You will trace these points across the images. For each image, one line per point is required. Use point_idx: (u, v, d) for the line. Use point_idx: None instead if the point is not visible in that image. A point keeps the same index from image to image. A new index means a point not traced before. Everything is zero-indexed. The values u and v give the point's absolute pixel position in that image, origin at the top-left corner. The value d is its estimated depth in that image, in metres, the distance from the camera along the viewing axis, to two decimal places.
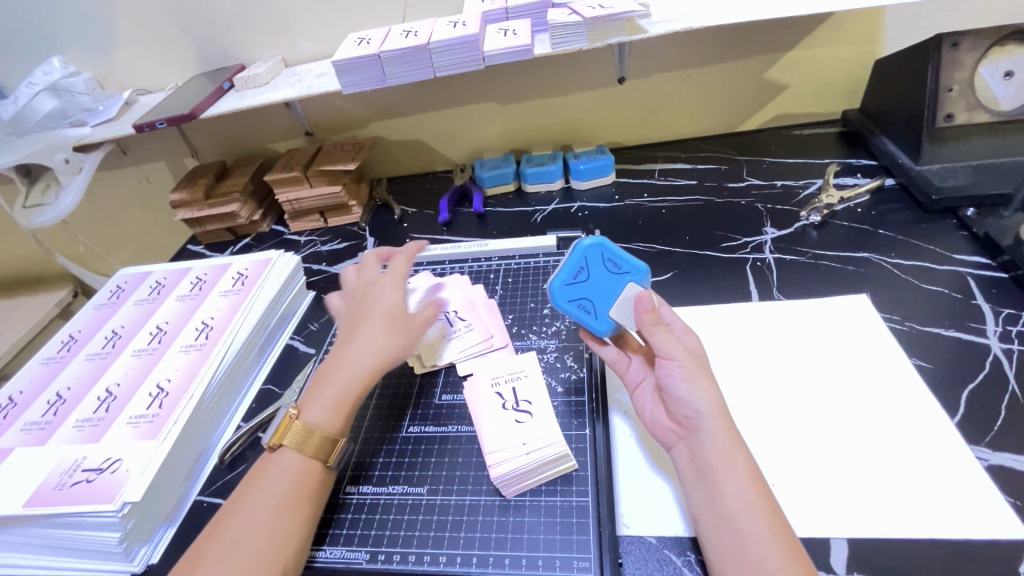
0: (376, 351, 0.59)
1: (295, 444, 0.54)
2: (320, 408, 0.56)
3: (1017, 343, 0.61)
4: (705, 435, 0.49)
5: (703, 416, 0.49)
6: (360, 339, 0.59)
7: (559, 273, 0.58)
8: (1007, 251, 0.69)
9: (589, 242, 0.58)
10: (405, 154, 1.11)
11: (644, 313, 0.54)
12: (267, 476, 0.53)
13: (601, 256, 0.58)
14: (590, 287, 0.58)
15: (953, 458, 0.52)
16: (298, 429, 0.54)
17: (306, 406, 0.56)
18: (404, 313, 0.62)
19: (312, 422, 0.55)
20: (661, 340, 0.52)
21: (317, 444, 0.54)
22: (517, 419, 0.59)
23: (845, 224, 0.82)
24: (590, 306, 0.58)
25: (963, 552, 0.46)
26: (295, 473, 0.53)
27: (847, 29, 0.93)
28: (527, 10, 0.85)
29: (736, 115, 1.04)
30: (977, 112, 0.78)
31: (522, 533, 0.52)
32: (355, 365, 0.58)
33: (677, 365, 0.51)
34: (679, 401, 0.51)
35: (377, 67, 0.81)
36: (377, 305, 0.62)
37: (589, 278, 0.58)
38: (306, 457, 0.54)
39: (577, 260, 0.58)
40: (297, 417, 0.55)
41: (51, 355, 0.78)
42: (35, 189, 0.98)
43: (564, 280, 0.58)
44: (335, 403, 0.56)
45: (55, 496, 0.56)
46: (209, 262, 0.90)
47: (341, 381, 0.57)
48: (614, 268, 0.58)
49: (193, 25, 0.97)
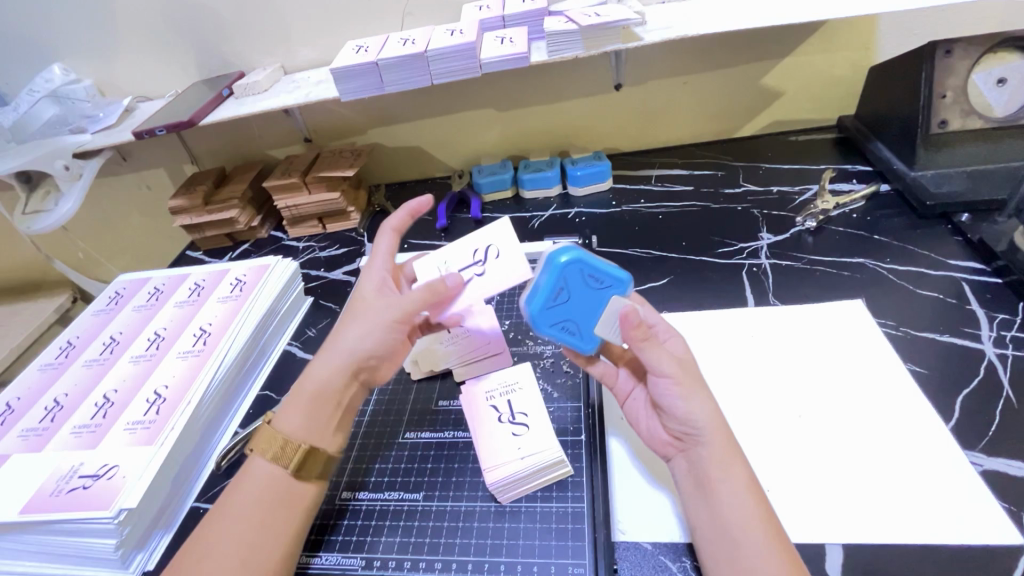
0: (346, 348, 0.56)
1: (264, 453, 0.53)
2: (292, 418, 0.54)
3: (1011, 348, 0.61)
4: (703, 449, 0.49)
5: (700, 431, 0.49)
6: (337, 341, 0.57)
7: (535, 297, 0.54)
8: (1002, 256, 0.69)
9: (567, 259, 0.53)
10: (404, 160, 1.11)
11: (631, 331, 0.51)
12: (244, 488, 0.52)
13: (581, 273, 0.54)
14: (571, 307, 0.55)
15: (949, 463, 0.52)
16: (269, 438, 0.53)
17: (280, 412, 0.55)
18: (381, 306, 0.56)
19: (281, 433, 0.53)
20: (651, 357, 0.51)
21: (288, 454, 0.53)
22: (514, 432, 0.59)
23: (841, 230, 0.82)
24: (575, 327, 0.56)
25: (959, 557, 0.46)
26: (267, 482, 0.52)
27: (842, 36, 0.93)
28: (523, 18, 0.85)
29: (733, 120, 1.04)
30: (971, 118, 0.78)
31: (517, 539, 0.52)
32: (318, 376, 0.55)
33: (670, 383, 0.50)
34: (676, 417, 0.51)
35: (376, 74, 0.81)
36: (357, 306, 0.58)
37: (569, 298, 0.55)
38: (278, 467, 0.53)
39: (554, 281, 0.53)
40: (270, 425, 0.54)
41: (50, 361, 0.78)
42: (35, 196, 0.98)
43: (542, 304, 0.54)
44: (301, 414, 0.54)
45: (52, 503, 0.57)
46: (207, 267, 0.91)
47: (306, 389, 0.55)
48: (594, 283, 0.54)
49: (194, 32, 0.97)
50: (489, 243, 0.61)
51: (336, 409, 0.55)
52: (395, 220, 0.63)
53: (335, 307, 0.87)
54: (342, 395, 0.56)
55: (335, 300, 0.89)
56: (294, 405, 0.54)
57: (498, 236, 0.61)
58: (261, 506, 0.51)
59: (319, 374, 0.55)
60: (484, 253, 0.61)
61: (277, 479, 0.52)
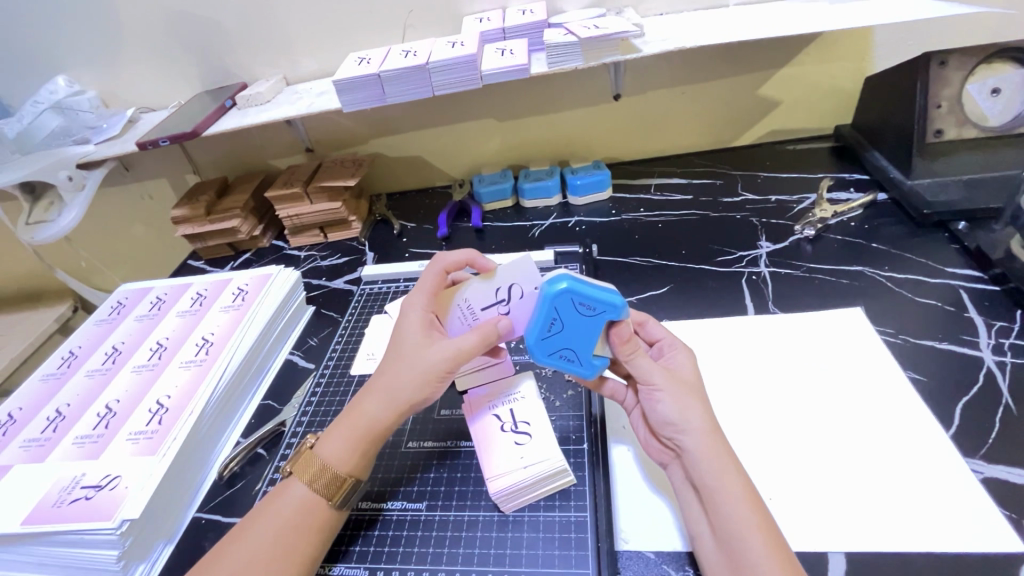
0: (399, 392, 0.55)
1: (304, 476, 0.54)
2: (335, 446, 0.55)
3: (1009, 356, 0.62)
4: (692, 452, 0.49)
5: (688, 435, 0.50)
6: (387, 381, 0.56)
7: (532, 329, 0.55)
8: (998, 264, 0.70)
9: (555, 290, 0.53)
10: (405, 170, 1.12)
11: (621, 344, 0.54)
12: (271, 504, 0.53)
13: (571, 302, 0.53)
14: (568, 337, 0.55)
15: (949, 470, 0.53)
16: (308, 462, 0.54)
17: (323, 440, 0.56)
18: (431, 350, 0.56)
19: (321, 459, 0.54)
20: (641, 367, 0.54)
21: (326, 481, 0.53)
22: (517, 440, 0.59)
23: (839, 238, 0.83)
24: (574, 355, 0.56)
25: (959, 564, 0.47)
26: (300, 501, 0.53)
27: (837, 47, 0.95)
28: (524, 30, 0.86)
29: (731, 130, 1.05)
30: (966, 127, 0.81)
31: (520, 548, 0.52)
32: (369, 417, 0.55)
33: (655, 390, 0.53)
34: (662, 420, 0.52)
35: (377, 85, 0.82)
36: (405, 347, 0.57)
37: (564, 328, 0.54)
38: (312, 491, 0.53)
39: (546, 311, 0.54)
40: (312, 451, 0.55)
41: (52, 371, 0.78)
42: (37, 206, 0.99)
43: (537, 336, 0.55)
44: (345, 445, 0.55)
45: (54, 514, 0.57)
46: (209, 277, 0.91)
47: (356, 423, 0.56)
48: (587, 310, 0.53)
49: (197, 44, 0.98)
50: (511, 282, 0.58)
51: (380, 444, 0.56)
52: (448, 261, 0.64)
53: (337, 315, 0.88)
54: (390, 432, 0.56)
55: (337, 310, 0.89)
56: (340, 435, 0.55)
57: (524, 277, 0.57)
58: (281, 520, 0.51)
59: (372, 413, 0.55)
60: (508, 293, 0.59)
61: (308, 498, 0.53)
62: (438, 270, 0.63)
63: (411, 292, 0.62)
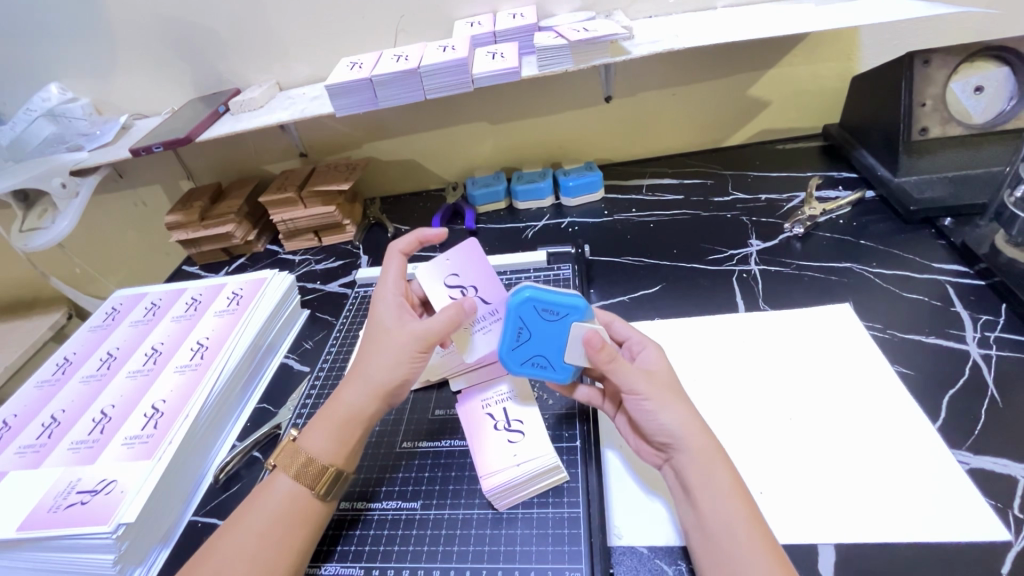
0: (377, 377, 0.57)
1: (286, 467, 0.54)
2: (316, 437, 0.56)
3: (994, 348, 0.63)
4: (684, 455, 0.50)
5: (677, 440, 0.50)
6: (367, 371, 0.58)
7: (502, 339, 0.57)
8: (984, 259, 0.71)
9: (519, 299, 0.55)
10: (398, 173, 1.13)
11: (596, 353, 0.52)
12: (261, 502, 0.53)
13: (535, 309, 0.55)
14: (537, 344, 0.56)
15: (932, 459, 0.54)
16: (292, 454, 0.55)
17: (307, 431, 0.57)
18: (403, 333, 0.57)
19: (307, 451, 0.55)
20: (625, 376, 0.52)
21: (312, 472, 0.54)
22: (510, 439, 0.59)
23: (828, 236, 0.84)
24: (545, 361, 0.57)
25: (943, 554, 0.47)
26: (286, 497, 0.53)
27: (825, 47, 0.96)
28: (514, 33, 0.87)
29: (721, 131, 1.07)
30: (950, 125, 0.80)
31: (514, 545, 0.53)
32: (348, 407, 0.57)
33: (642, 399, 0.52)
34: (654, 428, 0.52)
35: (369, 90, 0.82)
36: (379, 335, 0.59)
37: (532, 335, 0.56)
38: (299, 484, 0.53)
39: (514, 321, 0.56)
40: (294, 443, 0.56)
41: (46, 377, 0.78)
42: (32, 214, 1.00)
43: (508, 345, 0.57)
44: (328, 436, 0.56)
45: (50, 519, 0.57)
46: (203, 281, 0.91)
47: (336, 413, 0.57)
48: (550, 315, 0.55)
49: (191, 51, 0.99)
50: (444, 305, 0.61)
51: (361, 432, 0.57)
52: (402, 244, 0.65)
53: (332, 319, 0.88)
54: (372, 419, 0.58)
55: (332, 313, 0.89)
56: (322, 427, 0.56)
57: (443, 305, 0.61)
58: (273, 521, 0.51)
59: (352, 402, 0.57)
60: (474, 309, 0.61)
61: (293, 491, 0.53)
62: (397, 254, 0.65)
63: (378, 280, 0.64)
